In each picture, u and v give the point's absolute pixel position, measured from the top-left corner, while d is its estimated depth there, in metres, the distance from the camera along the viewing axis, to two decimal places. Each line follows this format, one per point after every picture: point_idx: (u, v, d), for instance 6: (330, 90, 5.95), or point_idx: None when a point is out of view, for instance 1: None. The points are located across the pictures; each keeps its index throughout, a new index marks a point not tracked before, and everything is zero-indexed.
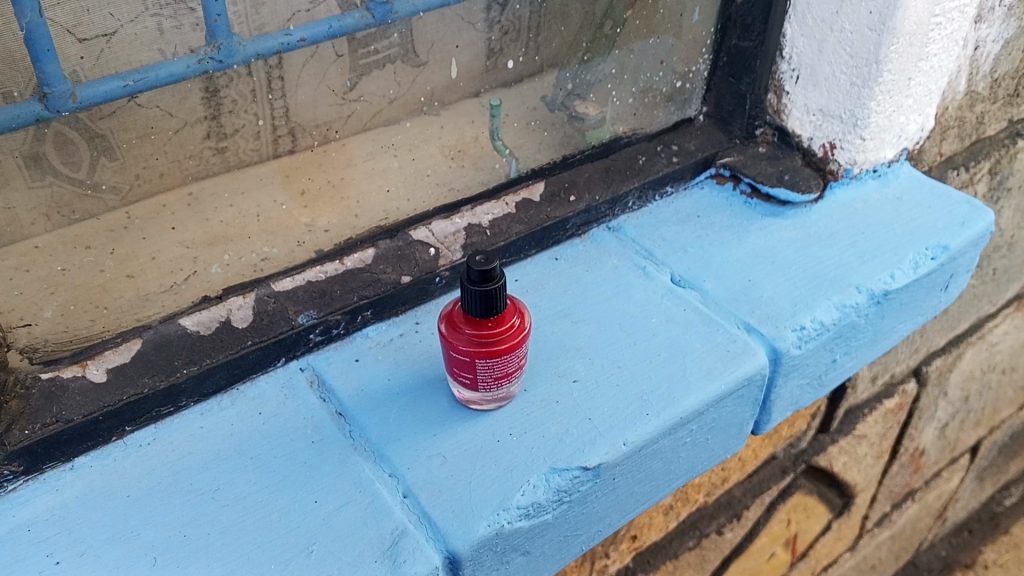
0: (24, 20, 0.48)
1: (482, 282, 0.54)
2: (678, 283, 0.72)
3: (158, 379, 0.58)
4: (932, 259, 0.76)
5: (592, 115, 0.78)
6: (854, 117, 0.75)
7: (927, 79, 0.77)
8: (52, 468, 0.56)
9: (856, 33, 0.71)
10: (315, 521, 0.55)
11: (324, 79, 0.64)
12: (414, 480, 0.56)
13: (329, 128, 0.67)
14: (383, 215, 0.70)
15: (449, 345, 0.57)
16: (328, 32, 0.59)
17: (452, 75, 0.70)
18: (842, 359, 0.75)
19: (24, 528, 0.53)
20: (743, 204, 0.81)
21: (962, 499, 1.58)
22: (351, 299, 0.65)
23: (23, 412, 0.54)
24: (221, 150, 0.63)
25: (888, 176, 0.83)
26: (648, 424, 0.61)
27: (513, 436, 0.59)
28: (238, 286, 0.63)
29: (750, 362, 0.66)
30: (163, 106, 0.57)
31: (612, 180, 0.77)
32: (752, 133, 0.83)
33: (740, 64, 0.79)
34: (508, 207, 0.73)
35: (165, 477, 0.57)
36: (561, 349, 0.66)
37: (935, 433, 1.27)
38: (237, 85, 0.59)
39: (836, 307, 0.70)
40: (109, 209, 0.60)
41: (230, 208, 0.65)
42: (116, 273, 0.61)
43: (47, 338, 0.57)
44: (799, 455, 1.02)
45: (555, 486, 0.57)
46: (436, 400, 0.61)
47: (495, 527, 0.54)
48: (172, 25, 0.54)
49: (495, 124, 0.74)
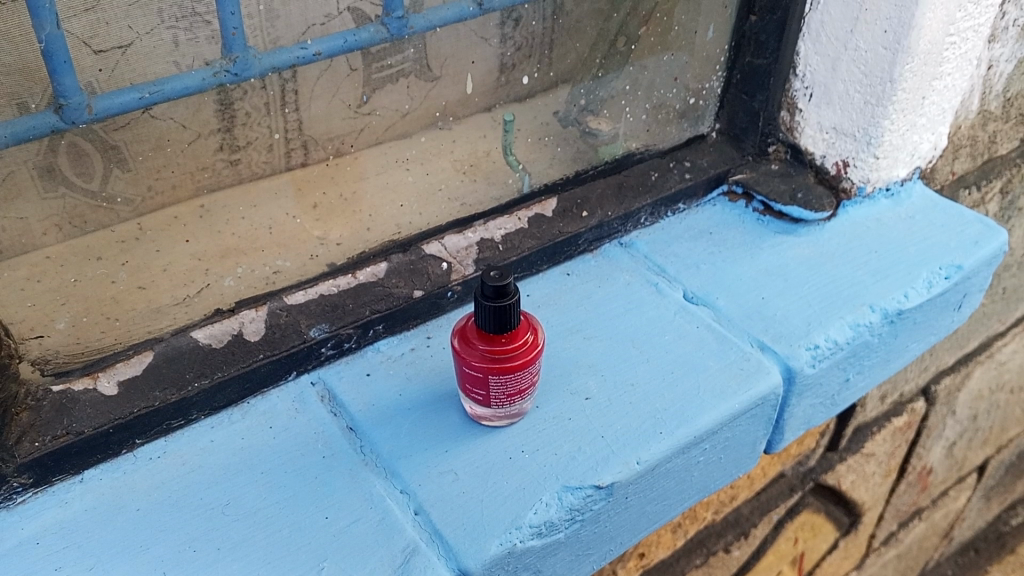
0: (43, 33, 0.49)
1: (495, 298, 0.54)
2: (690, 300, 0.72)
3: (169, 393, 0.58)
4: (945, 279, 0.76)
5: (605, 130, 0.78)
6: (867, 136, 0.75)
7: (941, 99, 0.77)
8: (61, 481, 0.56)
9: (870, 52, 0.71)
10: (325, 538, 0.54)
11: (337, 93, 0.64)
12: (425, 497, 0.56)
13: (341, 142, 0.67)
14: (396, 229, 0.69)
15: (462, 361, 0.57)
16: (343, 46, 0.60)
17: (466, 90, 0.70)
18: (855, 378, 0.75)
19: (33, 540, 0.53)
20: (756, 221, 0.80)
21: (969, 518, 1.57)
22: (363, 313, 0.65)
23: (33, 424, 0.54)
24: (233, 163, 0.63)
25: (900, 195, 0.83)
26: (661, 443, 0.60)
27: (525, 454, 0.59)
28: (250, 299, 0.63)
29: (764, 382, 0.65)
30: (177, 118, 0.57)
31: (624, 197, 0.77)
32: (764, 150, 0.83)
33: (754, 81, 0.79)
34: (520, 222, 0.73)
35: (175, 491, 0.56)
36: (572, 365, 0.65)
37: (944, 452, 1.26)
38: (251, 98, 0.59)
39: (849, 327, 0.70)
40: (122, 220, 0.60)
41: (242, 220, 0.65)
42: (128, 285, 0.60)
43: (58, 350, 0.57)
44: (808, 473, 1.01)
45: (567, 504, 0.57)
46: (447, 416, 0.61)
47: (507, 546, 0.54)
48: (187, 37, 0.54)
49: (507, 140, 0.74)
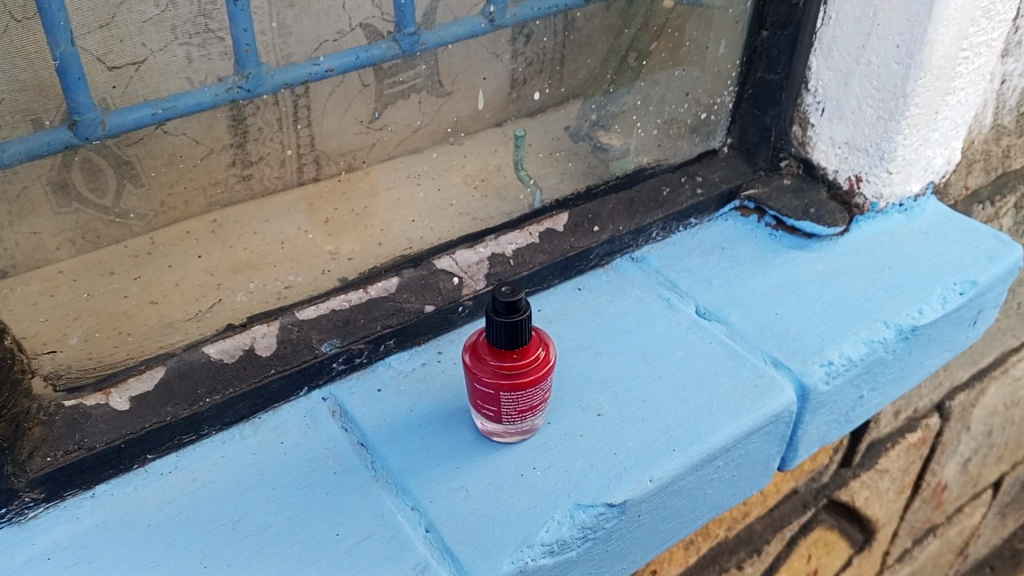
0: (58, 50, 0.49)
1: (507, 313, 0.54)
2: (703, 315, 0.71)
3: (181, 409, 0.57)
4: (960, 295, 0.75)
5: (616, 146, 0.78)
6: (880, 150, 0.75)
7: (954, 113, 0.77)
8: (72, 496, 0.56)
9: (882, 67, 0.71)
10: (336, 555, 0.54)
11: (349, 108, 0.66)
12: (437, 514, 0.56)
13: (352, 157, 0.70)
14: (407, 244, 0.69)
15: (473, 377, 0.57)
16: (355, 62, 0.61)
17: (477, 106, 0.73)
18: (869, 395, 0.74)
19: (43, 556, 0.53)
20: (768, 236, 0.80)
21: (983, 535, 1.55)
22: (374, 328, 0.64)
23: (46, 439, 0.54)
24: (246, 178, 0.65)
25: (914, 210, 0.82)
26: (674, 460, 0.60)
27: (536, 471, 0.59)
28: (262, 315, 0.63)
29: (778, 398, 0.65)
30: (189, 134, 0.58)
31: (636, 212, 0.76)
32: (777, 165, 0.82)
33: (765, 97, 0.79)
34: (532, 237, 0.72)
35: (185, 507, 0.56)
36: (583, 381, 0.65)
37: (958, 468, 1.25)
38: (263, 114, 0.60)
39: (863, 343, 0.70)
40: (135, 234, 0.62)
41: (254, 235, 0.66)
42: (140, 300, 0.61)
43: (71, 365, 0.57)
44: (821, 489, 1.00)
45: (579, 522, 0.56)
46: (458, 432, 0.61)
47: (519, 564, 0.53)
48: (200, 54, 0.56)
49: (518, 155, 0.75)
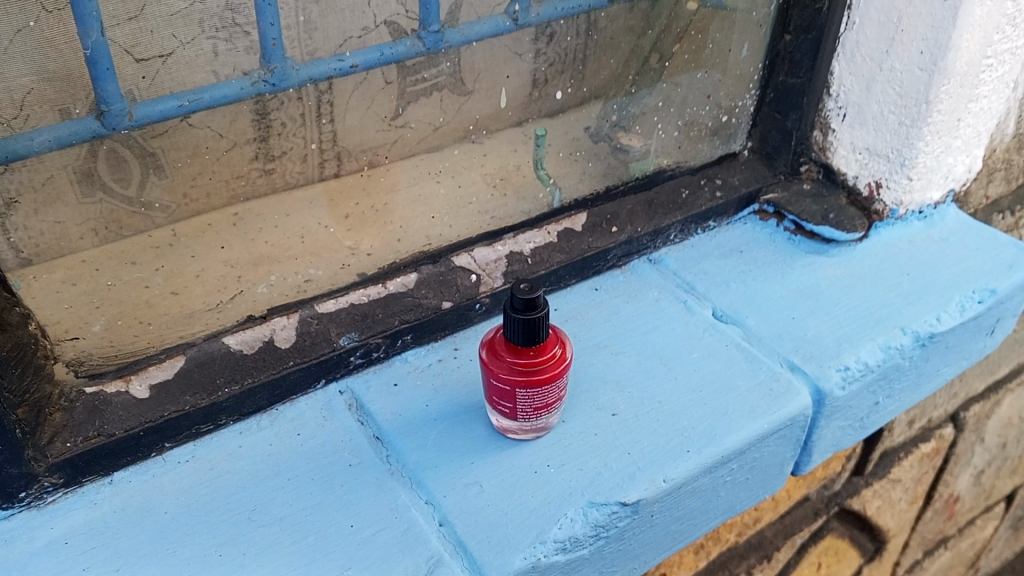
0: (88, 40, 0.51)
1: (526, 310, 0.54)
2: (720, 318, 0.71)
3: (199, 398, 0.58)
4: (979, 303, 0.75)
5: (636, 147, 0.78)
6: (901, 157, 0.75)
7: (977, 121, 0.77)
8: (90, 482, 0.57)
9: (906, 73, 0.70)
10: (350, 546, 0.54)
11: (372, 104, 0.67)
12: (451, 508, 0.56)
13: (374, 153, 0.70)
14: (426, 241, 0.70)
15: (490, 373, 0.57)
16: (380, 58, 0.63)
17: (500, 104, 0.73)
18: (885, 401, 0.74)
19: (61, 541, 0.53)
20: (786, 241, 0.80)
21: (995, 548, 1.54)
22: (391, 323, 0.65)
23: (66, 425, 0.54)
24: (268, 172, 0.66)
25: (933, 218, 0.82)
26: (689, 461, 0.60)
27: (550, 468, 0.59)
28: (282, 306, 0.63)
29: (794, 402, 0.65)
30: (214, 126, 0.59)
31: (654, 214, 0.76)
32: (796, 170, 0.82)
33: (787, 101, 0.78)
34: (550, 236, 0.72)
35: (202, 496, 0.57)
36: (598, 380, 0.65)
37: (972, 480, 1.24)
38: (287, 109, 0.61)
39: (880, 348, 0.70)
40: (157, 226, 0.63)
41: (275, 228, 0.67)
42: (161, 290, 0.61)
43: (92, 352, 0.57)
44: (833, 496, 1.00)
45: (593, 520, 0.56)
46: (473, 428, 0.61)
47: (531, 560, 0.54)
48: (227, 47, 0.56)
49: (539, 154, 0.75)
